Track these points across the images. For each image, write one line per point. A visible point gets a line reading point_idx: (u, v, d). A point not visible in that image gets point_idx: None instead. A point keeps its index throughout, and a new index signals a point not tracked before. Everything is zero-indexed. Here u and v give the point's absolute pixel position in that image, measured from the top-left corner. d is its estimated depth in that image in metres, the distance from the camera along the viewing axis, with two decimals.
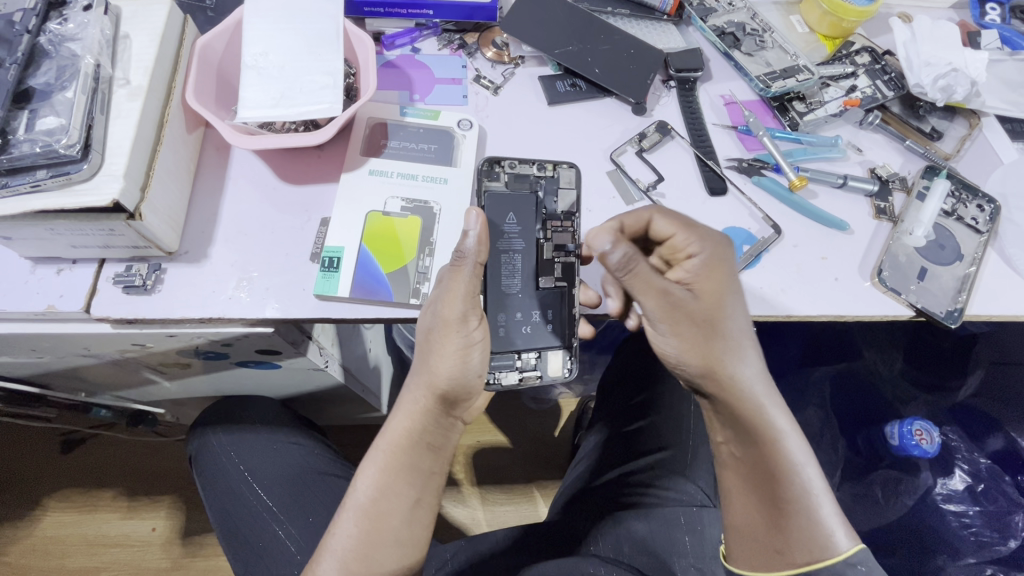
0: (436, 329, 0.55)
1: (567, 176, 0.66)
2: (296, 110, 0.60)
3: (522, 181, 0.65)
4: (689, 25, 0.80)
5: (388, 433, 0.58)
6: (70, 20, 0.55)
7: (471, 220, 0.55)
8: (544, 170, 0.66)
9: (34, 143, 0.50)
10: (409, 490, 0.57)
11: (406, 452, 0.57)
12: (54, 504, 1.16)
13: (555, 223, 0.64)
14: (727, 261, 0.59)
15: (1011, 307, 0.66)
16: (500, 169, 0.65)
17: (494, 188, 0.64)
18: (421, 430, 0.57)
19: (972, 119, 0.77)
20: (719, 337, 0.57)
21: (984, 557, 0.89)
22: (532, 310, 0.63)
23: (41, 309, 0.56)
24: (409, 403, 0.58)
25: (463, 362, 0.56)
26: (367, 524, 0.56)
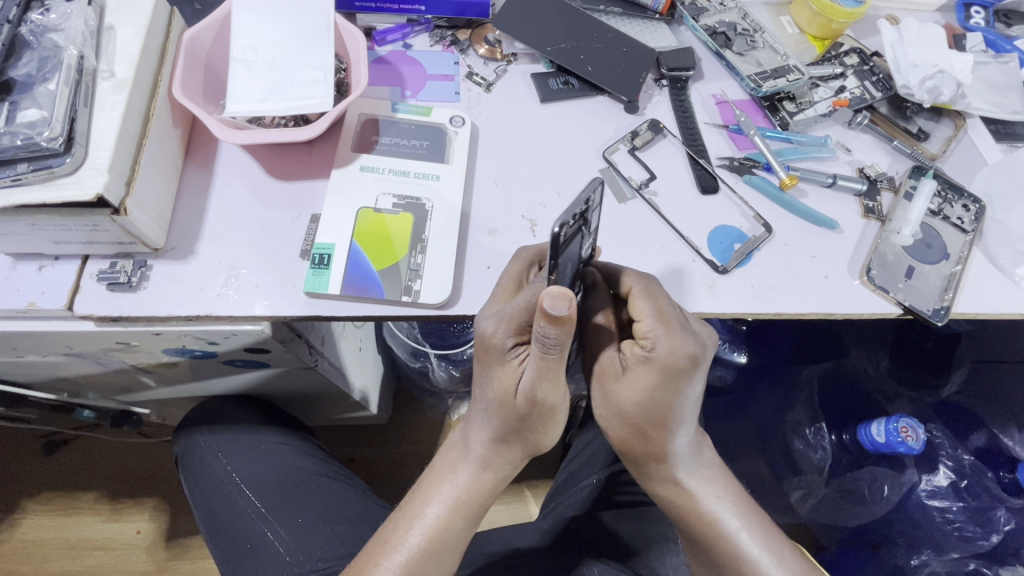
0: (538, 413, 0.54)
1: (600, 194, 0.48)
2: (285, 105, 0.59)
3: (574, 227, 0.48)
4: (680, 24, 0.80)
5: (465, 479, 0.59)
6: (53, 11, 0.54)
7: (560, 305, 0.43)
8: (587, 203, 0.47)
9: (14, 136, 0.49)
10: (470, 524, 0.60)
11: (478, 497, 0.59)
12: (34, 508, 1.13)
13: (585, 246, 0.54)
14: (682, 369, 0.52)
15: (995, 306, 0.67)
16: (563, 231, 0.45)
17: (558, 256, 0.47)
18: (498, 477, 0.60)
19: (958, 120, 0.78)
20: (641, 429, 0.55)
21: (967, 552, 0.92)
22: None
23: (22, 306, 0.55)
24: (489, 458, 0.59)
25: (556, 426, 0.57)
26: (432, 561, 0.57)
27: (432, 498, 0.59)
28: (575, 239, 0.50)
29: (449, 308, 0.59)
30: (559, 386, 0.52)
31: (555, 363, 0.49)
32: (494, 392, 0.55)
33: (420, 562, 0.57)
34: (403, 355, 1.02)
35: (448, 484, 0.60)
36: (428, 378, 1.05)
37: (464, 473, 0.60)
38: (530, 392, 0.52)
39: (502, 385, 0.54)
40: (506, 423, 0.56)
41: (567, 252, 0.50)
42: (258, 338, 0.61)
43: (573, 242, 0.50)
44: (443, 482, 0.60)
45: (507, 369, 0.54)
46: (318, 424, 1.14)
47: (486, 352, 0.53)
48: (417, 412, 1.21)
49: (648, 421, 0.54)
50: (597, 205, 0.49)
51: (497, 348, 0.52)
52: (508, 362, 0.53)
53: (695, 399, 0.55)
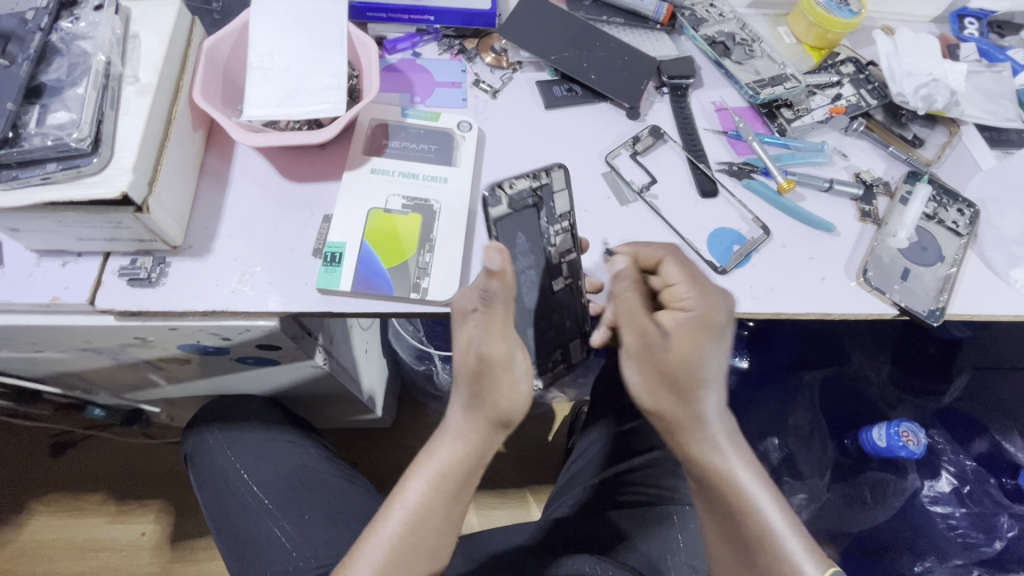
0: (488, 368, 0.55)
1: (558, 178, 0.66)
2: (300, 110, 0.62)
3: (520, 200, 0.64)
4: (681, 34, 0.83)
5: (442, 454, 0.59)
6: (82, 20, 0.57)
7: (492, 257, 0.51)
8: (537, 180, 0.65)
9: (45, 137, 0.51)
10: (455, 504, 0.58)
11: (460, 473, 0.58)
12: (42, 508, 1.15)
13: (556, 225, 0.65)
14: (718, 325, 0.57)
15: (991, 308, 0.69)
16: (501, 194, 0.63)
17: (499, 215, 0.63)
18: (476, 452, 0.58)
19: (952, 127, 0.80)
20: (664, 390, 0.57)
21: (971, 558, 0.92)
22: (552, 312, 0.66)
23: (46, 300, 0.57)
24: (466, 430, 0.59)
25: (516, 393, 0.57)
26: (413, 538, 0.57)
27: (416, 476, 0.59)
28: (528, 212, 0.65)
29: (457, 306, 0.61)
30: (501, 334, 0.54)
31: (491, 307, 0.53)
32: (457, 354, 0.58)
33: (404, 538, 0.56)
34: (409, 358, 1.04)
35: (429, 460, 0.59)
36: (433, 380, 1.07)
37: (444, 447, 0.59)
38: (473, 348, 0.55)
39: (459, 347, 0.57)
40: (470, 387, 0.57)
41: (517, 220, 0.64)
42: (270, 334, 0.63)
43: (528, 214, 0.65)
44: (426, 459, 0.59)
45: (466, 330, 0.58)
46: (324, 427, 1.16)
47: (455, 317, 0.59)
48: (422, 416, 1.22)
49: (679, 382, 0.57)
50: (557, 186, 0.66)
51: (460, 310, 0.58)
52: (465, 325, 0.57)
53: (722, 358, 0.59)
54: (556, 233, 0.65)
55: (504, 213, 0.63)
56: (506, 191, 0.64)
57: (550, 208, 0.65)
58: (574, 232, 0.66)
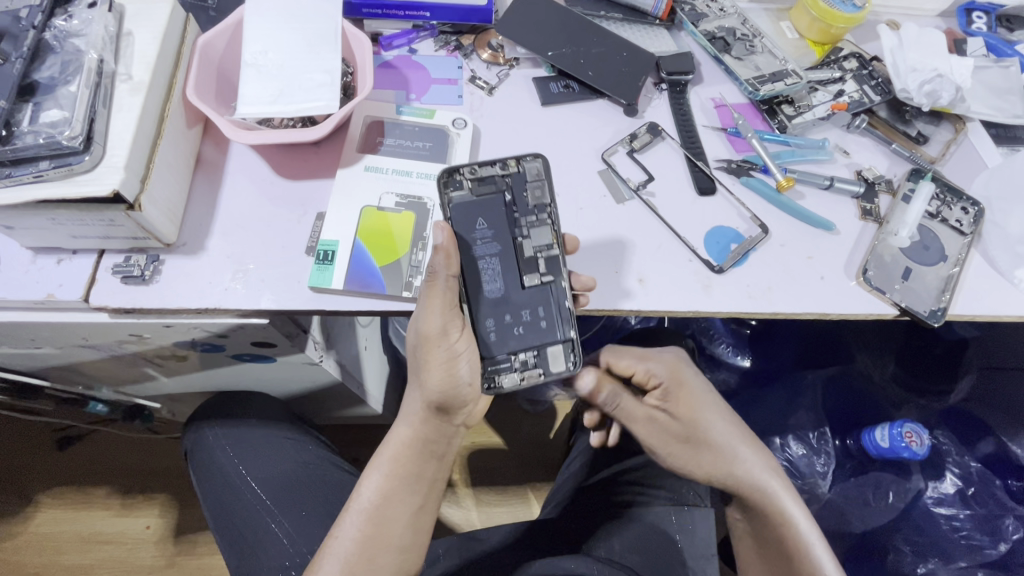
0: (420, 346, 0.58)
1: (533, 168, 0.63)
2: (293, 107, 0.62)
3: (486, 184, 0.62)
4: (680, 29, 0.82)
5: (392, 443, 0.62)
6: (75, 17, 0.57)
7: (438, 233, 0.57)
8: (507, 167, 0.63)
9: (38, 135, 0.51)
10: (411, 493, 0.61)
11: (410, 459, 0.62)
12: (48, 501, 1.16)
13: (528, 218, 0.62)
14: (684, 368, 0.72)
15: (995, 308, 0.68)
16: (461, 177, 0.62)
17: (458, 198, 0.61)
18: (422, 438, 0.62)
19: (958, 124, 0.79)
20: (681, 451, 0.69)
21: (975, 560, 0.91)
22: (524, 308, 0.61)
23: (41, 297, 0.57)
24: (411, 415, 0.62)
25: (452, 374, 0.59)
26: (375, 527, 0.59)
27: (372, 469, 0.62)
28: (491, 198, 0.62)
29: None
30: (432, 313, 0.56)
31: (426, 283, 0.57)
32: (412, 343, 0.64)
33: (369, 530, 0.59)
34: None
35: (383, 453, 0.62)
36: None
37: (395, 436, 0.63)
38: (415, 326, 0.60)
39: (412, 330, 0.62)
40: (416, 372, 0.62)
41: (478, 206, 0.62)
42: (264, 331, 0.63)
43: (492, 201, 0.62)
44: (380, 452, 0.63)
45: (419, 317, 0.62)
46: (325, 423, 1.16)
47: None
48: None
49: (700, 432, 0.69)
50: (531, 176, 0.63)
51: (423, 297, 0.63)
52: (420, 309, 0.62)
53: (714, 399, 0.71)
54: (528, 225, 0.62)
55: (464, 197, 0.61)
56: (468, 177, 0.62)
57: (522, 198, 0.63)
58: (551, 224, 0.62)
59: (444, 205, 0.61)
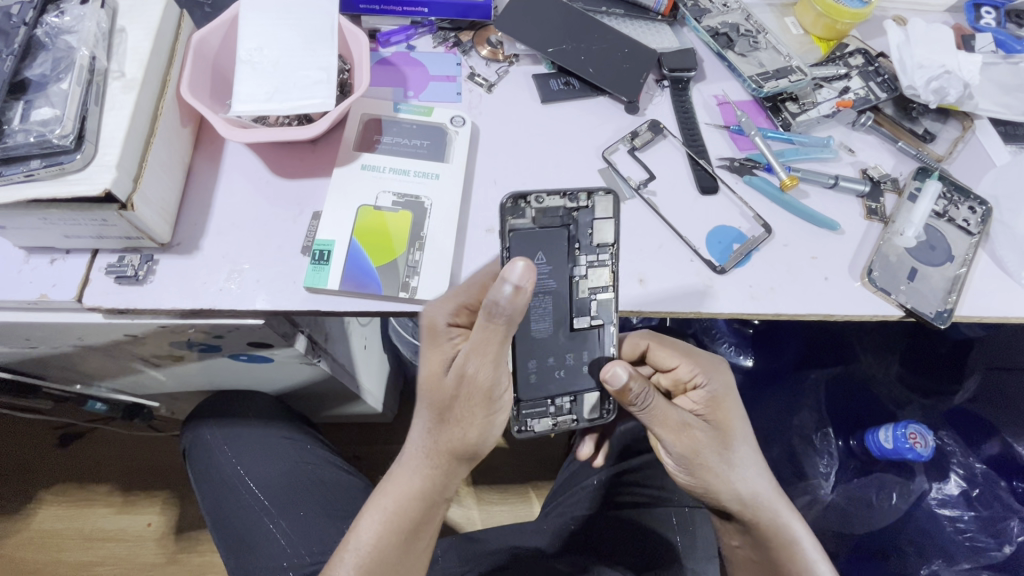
0: (468, 396, 0.53)
1: (603, 205, 0.59)
2: (289, 105, 0.61)
3: (550, 216, 0.59)
4: (683, 25, 0.80)
5: (399, 483, 0.58)
6: (67, 13, 0.56)
7: (515, 270, 0.45)
8: (577, 201, 0.59)
9: (28, 134, 0.51)
10: (416, 533, 0.59)
11: (417, 500, 0.58)
12: (49, 499, 1.16)
13: (590, 256, 0.60)
14: (728, 388, 0.65)
15: (1003, 309, 0.66)
16: (525, 204, 0.58)
17: (519, 227, 0.58)
18: (434, 482, 0.58)
19: (965, 121, 0.77)
20: (706, 462, 0.61)
21: (978, 562, 0.89)
22: (568, 353, 0.62)
23: (34, 297, 0.57)
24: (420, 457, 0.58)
25: (489, 425, 0.55)
26: (378, 571, 0.57)
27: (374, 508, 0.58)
28: (553, 232, 0.59)
29: None
30: (493, 367, 0.51)
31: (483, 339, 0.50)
32: (423, 374, 0.56)
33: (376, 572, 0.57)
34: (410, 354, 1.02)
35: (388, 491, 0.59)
36: None
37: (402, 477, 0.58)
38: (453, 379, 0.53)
39: (428, 370, 0.55)
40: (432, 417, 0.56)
41: (538, 239, 0.59)
42: (259, 331, 0.62)
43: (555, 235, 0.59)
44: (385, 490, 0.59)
45: (439, 350, 0.55)
46: (324, 422, 1.16)
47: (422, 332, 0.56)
48: None
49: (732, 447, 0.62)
50: (599, 213, 0.59)
51: (433, 323, 0.54)
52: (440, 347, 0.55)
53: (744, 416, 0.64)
54: (588, 265, 0.60)
55: (526, 228, 0.58)
56: (533, 205, 0.58)
57: (586, 235, 0.60)
58: (612, 266, 0.60)
59: (504, 233, 0.58)
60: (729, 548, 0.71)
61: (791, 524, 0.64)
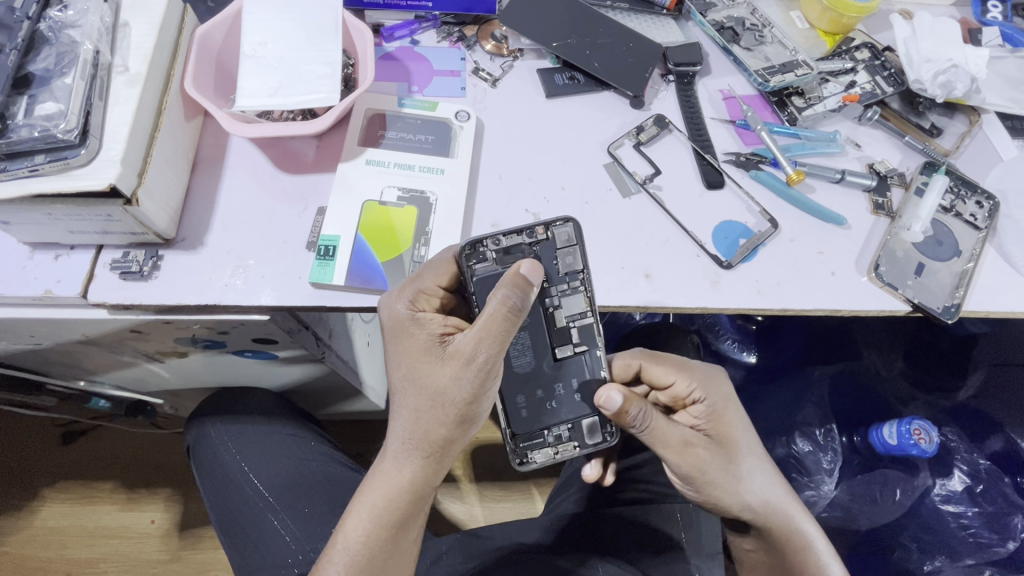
0: (467, 384, 0.53)
1: (563, 235, 0.60)
2: (293, 99, 0.61)
3: (512, 255, 0.59)
4: (688, 19, 0.80)
5: (386, 480, 0.57)
6: (70, 7, 0.56)
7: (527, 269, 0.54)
8: (535, 236, 0.60)
9: (33, 128, 0.51)
10: (403, 530, 0.58)
11: (405, 498, 0.57)
12: (53, 496, 1.16)
13: (560, 287, 0.61)
14: (730, 399, 0.63)
15: (1010, 304, 0.66)
16: (484, 248, 0.58)
17: (482, 270, 0.58)
18: (421, 476, 0.57)
19: (972, 115, 0.77)
20: (712, 477, 0.61)
21: (982, 558, 0.90)
22: (557, 383, 0.62)
23: (39, 294, 0.56)
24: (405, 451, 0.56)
25: (480, 413, 0.56)
26: (371, 570, 0.56)
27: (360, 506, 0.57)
28: None
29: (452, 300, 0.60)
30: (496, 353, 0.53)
31: (481, 322, 0.51)
32: (409, 366, 0.55)
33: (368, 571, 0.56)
34: None
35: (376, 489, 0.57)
36: None
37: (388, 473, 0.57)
38: (445, 363, 0.53)
39: (411, 358, 0.55)
40: (414, 406, 0.55)
41: None
42: (265, 327, 0.62)
43: None
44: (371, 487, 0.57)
45: (424, 340, 0.55)
46: (327, 418, 1.16)
47: (402, 325, 0.55)
48: None
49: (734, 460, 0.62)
50: (559, 241, 0.60)
51: (410, 313, 0.55)
52: (419, 331, 0.55)
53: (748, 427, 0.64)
54: (560, 294, 0.61)
55: (489, 270, 0.58)
56: (491, 248, 0.59)
57: (552, 267, 0.60)
58: (584, 292, 0.61)
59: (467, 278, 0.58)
60: (743, 551, 0.72)
61: (804, 527, 0.64)
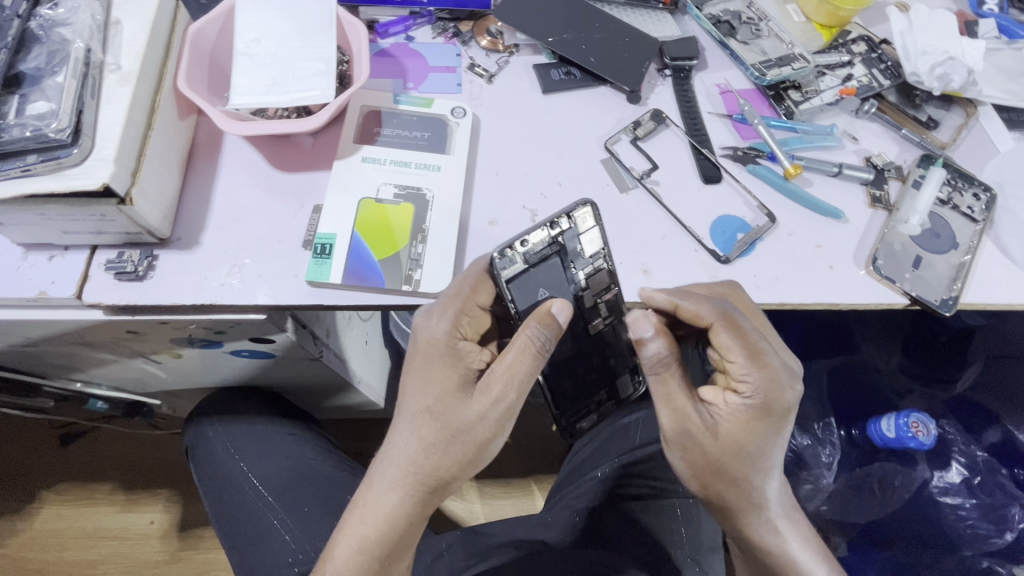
0: (489, 421, 0.54)
1: (584, 217, 0.59)
2: (287, 96, 0.60)
3: (539, 254, 0.58)
4: (684, 13, 0.80)
5: (381, 503, 0.56)
6: (61, 5, 0.55)
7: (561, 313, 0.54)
8: (558, 225, 0.59)
9: (24, 128, 0.50)
10: (391, 555, 0.57)
11: (398, 522, 0.56)
12: (51, 498, 1.16)
13: (586, 271, 0.60)
14: (770, 410, 0.55)
15: (1007, 296, 0.66)
16: (513, 252, 0.57)
17: (513, 276, 0.57)
18: (416, 505, 0.56)
19: (969, 108, 0.77)
20: (698, 454, 0.57)
21: (979, 551, 0.92)
22: (593, 355, 0.65)
23: (33, 295, 0.56)
24: (406, 478, 0.56)
25: (492, 449, 0.56)
26: None
27: (353, 523, 0.56)
28: (546, 263, 0.59)
29: None
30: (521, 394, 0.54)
31: (508, 359, 0.53)
32: (428, 393, 0.55)
33: None
34: None
35: (369, 510, 0.56)
36: None
37: (383, 497, 0.56)
38: (472, 401, 0.54)
39: (436, 389, 0.55)
40: (428, 438, 0.55)
41: (532, 277, 0.59)
42: (262, 327, 0.62)
43: (549, 268, 0.59)
44: (365, 508, 0.57)
45: (449, 367, 0.55)
46: (326, 417, 1.16)
47: (430, 349, 0.56)
48: None
49: (747, 467, 0.57)
50: (580, 223, 0.60)
51: (438, 339, 0.55)
52: (449, 359, 0.55)
53: (780, 438, 0.57)
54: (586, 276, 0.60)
55: (519, 273, 0.58)
56: (520, 249, 0.57)
57: (576, 252, 0.60)
58: (606, 266, 0.61)
59: (503, 288, 0.57)
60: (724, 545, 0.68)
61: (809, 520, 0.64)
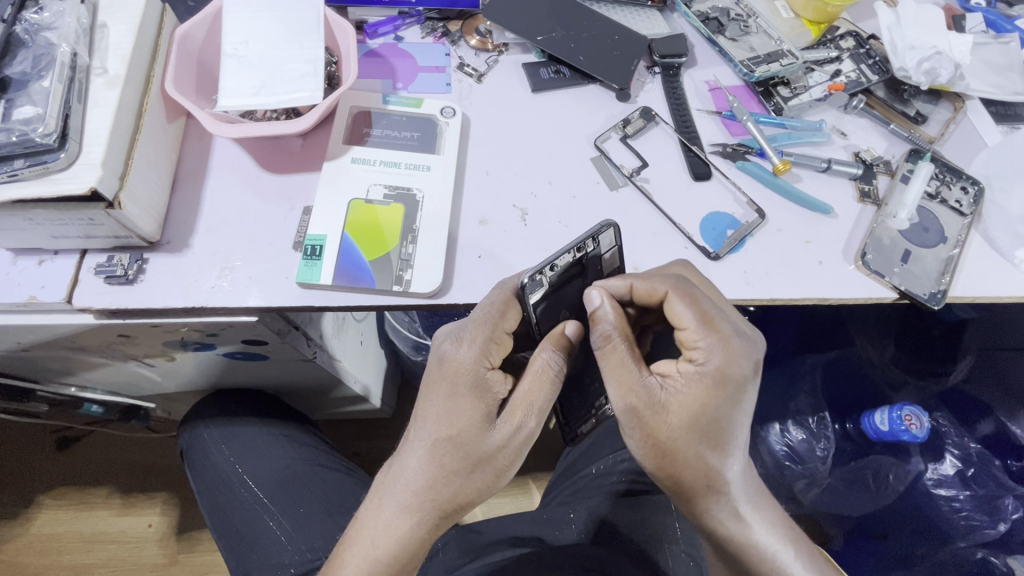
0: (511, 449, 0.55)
1: (608, 238, 0.59)
2: (275, 98, 0.60)
3: (564, 274, 0.58)
4: (673, 11, 0.80)
5: (392, 528, 0.56)
6: (46, 9, 0.55)
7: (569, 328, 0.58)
8: (585, 246, 0.57)
9: (10, 133, 0.50)
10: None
11: (407, 548, 0.56)
12: (48, 503, 1.16)
13: None
14: (723, 379, 0.53)
15: (996, 289, 0.67)
16: (542, 276, 0.56)
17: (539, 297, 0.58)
18: (427, 530, 0.57)
19: (956, 102, 0.77)
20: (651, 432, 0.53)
21: (974, 542, 0.93)
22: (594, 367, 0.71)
23: (23, 300, 0.56)
24: (420, 503, 0.56)
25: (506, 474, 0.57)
26: None
27: (360, 547, 0.56)
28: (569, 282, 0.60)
29: (440, 297, 0.60)
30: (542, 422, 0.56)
31: (529, 382, 0.55)
32: (449, 422, 0.54)
33: None
34: (405, 349, 1.01)
35: (376, 533, 0.56)
36: None
37: (394, 522, 0.56)
38: (497, 432, 0.54)
39: (460, 421, 0.54)
40: (448, 466, 0.55)
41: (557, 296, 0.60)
42: (254, 329, 0.62)
43: (570, 285, 0.60)
44: (373, 530, 0.56)
45: (472, 399, 0.54)
46: (322, 418, 1.16)
47: (454, 380, 0.54)
48: None
49: (703, 443, 0.53)
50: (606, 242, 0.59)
51: (463, 370, 0.54)
52: (473, 391, 0.54)
53: (741, 414, 0.54)
54: None
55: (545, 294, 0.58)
56: (547, 274, 0.56)
57: (595, 268, 0.61)
58: None
59: (529, 310, 0.58)
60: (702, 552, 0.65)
61: None
